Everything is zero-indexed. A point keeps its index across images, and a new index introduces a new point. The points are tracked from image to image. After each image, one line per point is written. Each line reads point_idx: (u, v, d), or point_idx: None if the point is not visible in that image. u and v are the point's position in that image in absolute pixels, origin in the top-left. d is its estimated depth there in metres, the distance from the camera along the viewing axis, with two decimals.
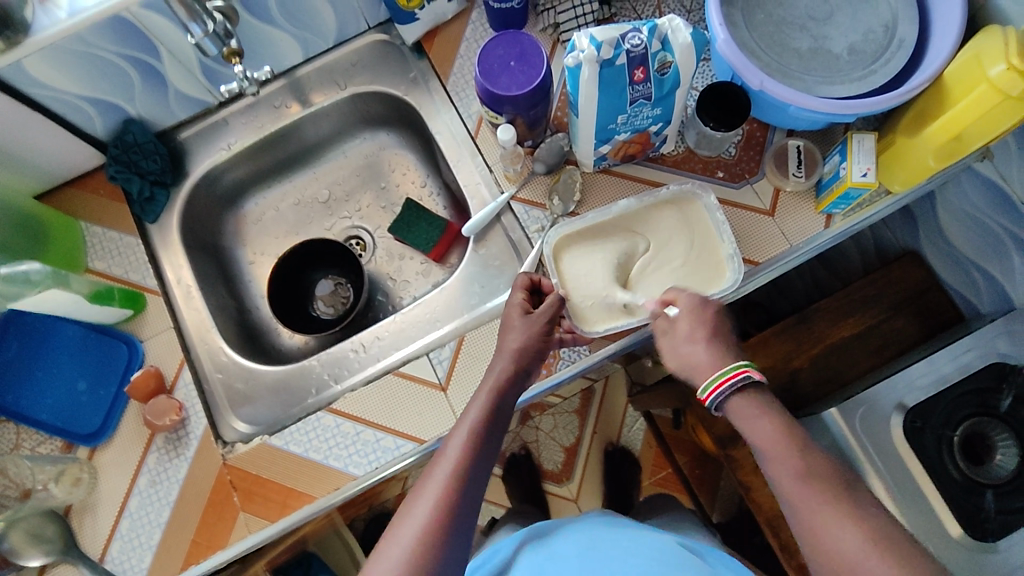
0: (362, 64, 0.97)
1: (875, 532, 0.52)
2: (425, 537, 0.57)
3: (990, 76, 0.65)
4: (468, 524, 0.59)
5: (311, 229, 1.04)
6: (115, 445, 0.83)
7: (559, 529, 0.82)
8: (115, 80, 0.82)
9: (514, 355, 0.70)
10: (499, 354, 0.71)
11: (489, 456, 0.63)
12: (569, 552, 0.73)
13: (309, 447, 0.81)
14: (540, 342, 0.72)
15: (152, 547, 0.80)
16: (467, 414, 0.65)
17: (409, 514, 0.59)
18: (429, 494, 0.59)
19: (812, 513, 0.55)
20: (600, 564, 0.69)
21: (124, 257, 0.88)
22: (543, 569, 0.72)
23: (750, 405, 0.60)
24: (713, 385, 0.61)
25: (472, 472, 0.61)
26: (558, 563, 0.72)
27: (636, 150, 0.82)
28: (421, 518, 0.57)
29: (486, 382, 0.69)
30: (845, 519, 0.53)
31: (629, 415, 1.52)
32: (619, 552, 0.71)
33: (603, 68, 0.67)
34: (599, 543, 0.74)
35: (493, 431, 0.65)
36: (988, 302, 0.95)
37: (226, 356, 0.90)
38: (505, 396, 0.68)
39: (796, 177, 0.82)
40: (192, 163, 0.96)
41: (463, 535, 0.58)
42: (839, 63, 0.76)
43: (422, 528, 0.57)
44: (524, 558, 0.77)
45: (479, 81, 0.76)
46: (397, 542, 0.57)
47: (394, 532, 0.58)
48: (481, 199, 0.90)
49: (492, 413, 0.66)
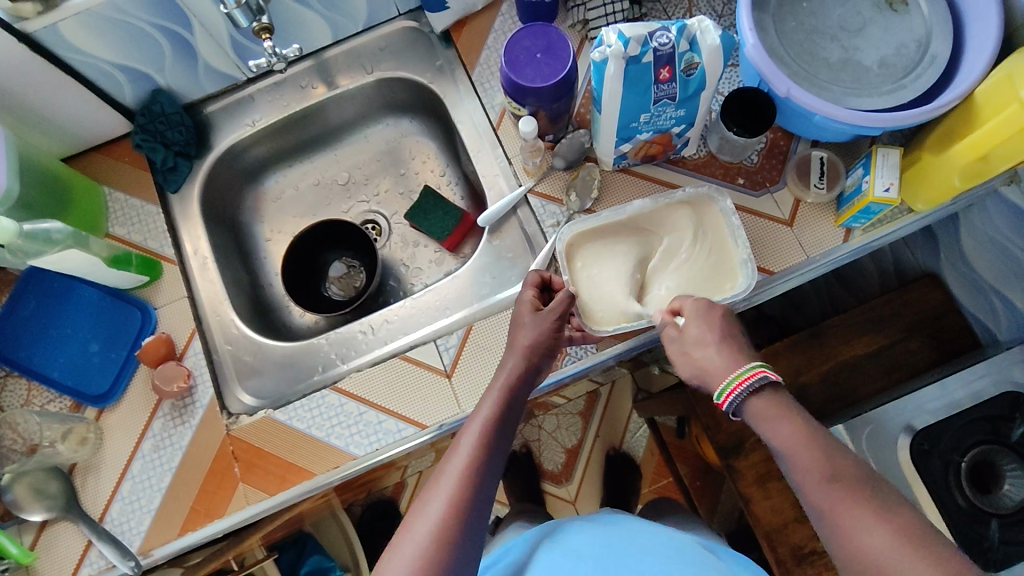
0: (390, 49, 0.97)
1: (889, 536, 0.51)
2: (441, 533, 0.57)
3: (1021, 97, 0.63)
4: (482, 522, 0.59)
5: (328, 210, 1.05)
6: (123, 407, 0.84)
7: (572, 523, 0.81)
8: (147, 50, 0.84)
9: (525, 351, 0.70)
10: (510, 351, 0.71)
11: (500, 454, 0.63)
12: (586, 548, 0.73)
13: (312, 424, 0.82)
14: (551, 338, 0.71)
15: (151, 511, 0.81)
16: (479, 411, 0.66)
17: (423, 511, 0.59)
18: (442, 492, 0.59)
19: (825, 518, 0.55)
20: (613, 565, 0.69)
21: (144, 224, 0.89)
22: (559, 562, 0.72)
23: (768, 408, 0.59)
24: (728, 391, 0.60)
25: (484, 469, 0.61)
26: (574, 558, 0.72)
27: (657, 151, 0.82)
28: (436, 516, 0.57)
29: (498, 378, 0.69)
30: (853, 524, 0.52)
31: (632, 421, 1.54)
32: (638, 550, 0.71)
33: (629, 64, 0.67)
34: (617, 540, 0.74)
35: (505, 428, 0.65)
36: (1006, 329, 0.94)
37: (236, 328, 0.91)
38: (517, 394, 0.68)
39: (818, 189, 0.81)
40: (217, 137, 0.97)
41: (477, 533, 0.59)
42: (869, 75, 0.75)
43: (437, 524, 0.57)
44: (539, 551, 0.76)
45: (505, 71, 0.75)
46: (411, 538, 0.57)
47: (408, 530, 0.58)
48: (498, 190, 0.90)
49: (504, 412, 0.66)
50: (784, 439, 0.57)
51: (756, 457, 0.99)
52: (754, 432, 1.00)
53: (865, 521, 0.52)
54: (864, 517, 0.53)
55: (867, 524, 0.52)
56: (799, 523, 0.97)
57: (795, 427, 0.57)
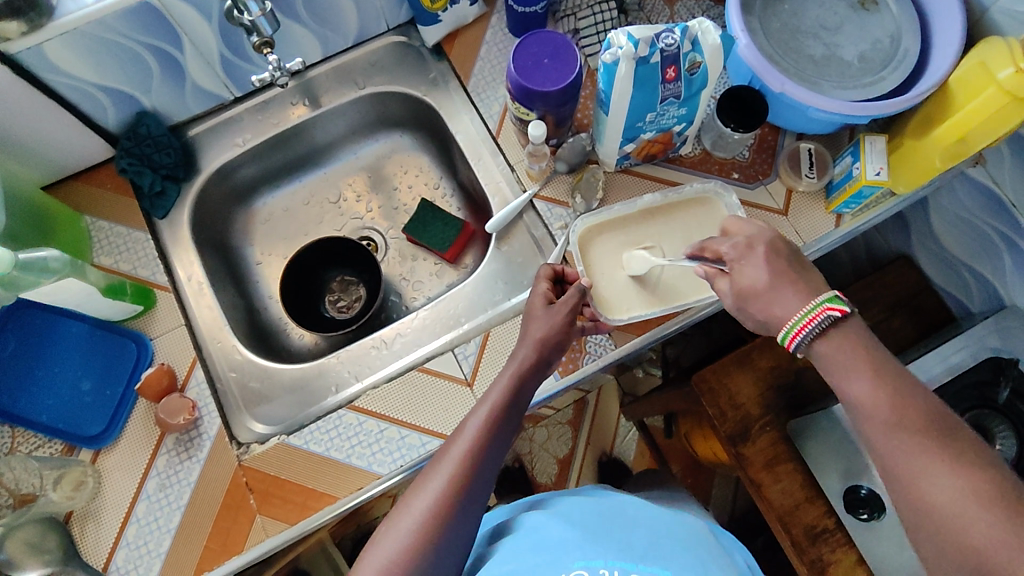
0: (380, 65, 0.97)
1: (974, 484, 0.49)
2: (435, 514, 0.58)
3: (998, 80, 0.69)
4: (477, 504, 0.60)
5: (321, 229, 1.03)
6: (122, 447, 0.79)
7: (556, 495, 0.76)
8: (134, 70, 0.80)
9: (537, 343, 0.70)
10: (522, 341, 0.70)
11: (505, 437, 0.64)
12: (576, 513, 0.68)
13: (330, 446, 0.79)
14: (562, 332, 0.70)
15: (161, 554, 0.76)
16: (486, 397, 0.66)
17: (422, 488, 0.60)
18: (443, 471, 0.60)
19: (894, 468, 0.53)
20: (606, 532, 0.63)
21: (133, 253, 0.85)
22: (546, 528, 0.66)
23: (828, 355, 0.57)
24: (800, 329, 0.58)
25: (486, 455, 0.62)
26: (563, 522, 0.66)
27: (658, 150, 0.84)
28: (434, 493, 0.59)
29: (509, 365, 0.69)
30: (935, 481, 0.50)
31: (622, 424, 1.56)
32: (631, 519, 0.67)
33: (639, 65, 0.69)
34: (608, 509, 0.69)
35: (511, 414, 0.65)
36: (979, 302, 1.01)
37: (240, 354, 0.87)
38: (529, 379, 0.68)
39: (809, 178, 0.85)
40: (203, 158, 0.93)
41: (472, 515, 0.60)
42: (851, 69, 0.81)
43: (431, 504, 0.58)
44: (524, 517, 0.71)
45: (513, 76, 0.76)
46: (409, 512, 0.58)
47: (406, 505, 0.60)
48: (502, 197, 0.90)
49: (513, 395, 0.66)
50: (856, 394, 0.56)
51: (763, 442, 1.02)
52: (757, 418, 1.03)
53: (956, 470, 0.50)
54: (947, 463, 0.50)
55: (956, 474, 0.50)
56: (809, 503, 0.99)
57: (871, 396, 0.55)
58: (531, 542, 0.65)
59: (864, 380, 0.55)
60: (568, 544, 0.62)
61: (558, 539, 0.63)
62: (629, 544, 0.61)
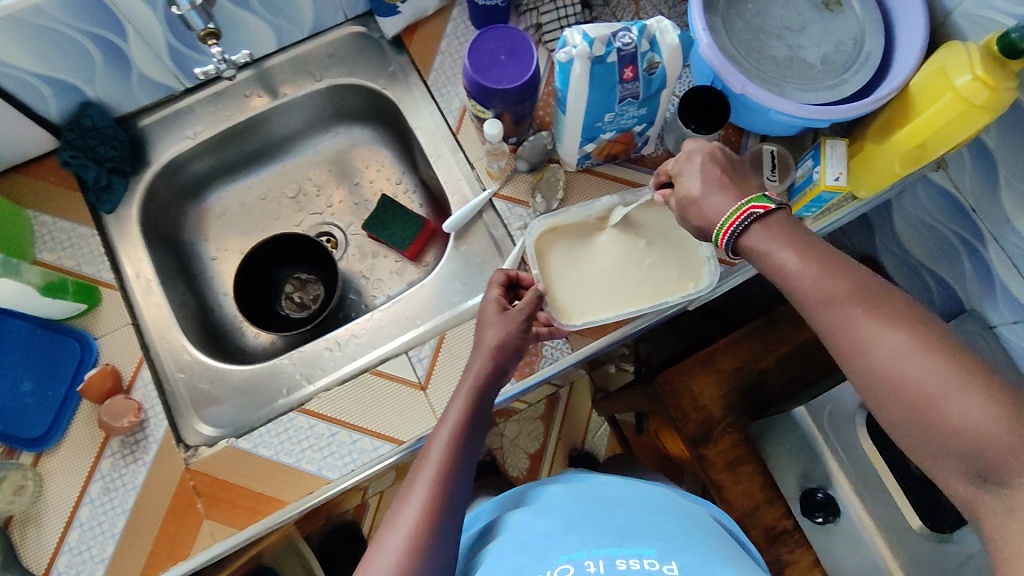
0: (339, 56, 0.94)
1: (916, 342, 0.50)
2: (414, 545, 0.57)
3: (955, 86, 0.68)
4: (454, 529, 0.60)
5: (278, 225, 1.01)
6: (65, 449, 0.77)
7: (539, 485, 0.73)
8: (76, 61, 0.78)
9: (491, 352, 0.69)
10: (476, 351, 0.69)
11: (470, 460, 0.64)
12: (558, 507, 0.65)
13: (280, 449, 0.77)
14: (517, 339, 0.70)
15: (105, 560, 0.74)
16: (445, 418, 0.65)
17: (394, 523, 0.58)
18: (414, 502, 0.59)
19: (840, 328, 0.53)
20: (589, 522, 0.61)
21: (77, 249, 0.82)
22: (530, 528, 0.63)
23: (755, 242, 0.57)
24: (723, 229, 0.59)
25: (455, 478, 0.61)
26: (546, 519, 0.63)
27: (619, 150, 0.83)
28: (408, 527, 0.57)
29: (465, 381, 0.68)
30: (879, 339, 0.51)
31: (593, 420, 1.57)
32: (610, 502, 0.65)
33: (595, 64, 0.68)
34: (588, 495, 0.67)
35: (473, 432, 0.65)
36: (939, 305, 1.02)
37: (189, 354, 0.85)
38: (486, 397, 0.68)
39: (772, 180, 0.83)
40: (154, 151, 0.90)
41: (450, 541, 0.59)
42: (813, 71, 0.79)
43: (409, 537, 0.57)
44: (508, 517, 0.68)
45: (468, 73, 0.75)
46: (385, 550, 0.57)
47: (381, 543, 0.58)
48: (462, 195, 0.89)
49: (471, 415, 0.66)
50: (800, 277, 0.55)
51: (725, 442, 1.02)
52: (720, 420, 1.03)
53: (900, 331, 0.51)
54: (887, 325, 0.51)
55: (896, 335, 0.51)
56: (769, 504, 1.00)
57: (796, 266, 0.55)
58: (515, 542, 0.62)
59: (789, 252, 0.56)
60: (552, 540, 0.59)
61: (542, 537, 0.61)
62: (615, 531, 0.59)
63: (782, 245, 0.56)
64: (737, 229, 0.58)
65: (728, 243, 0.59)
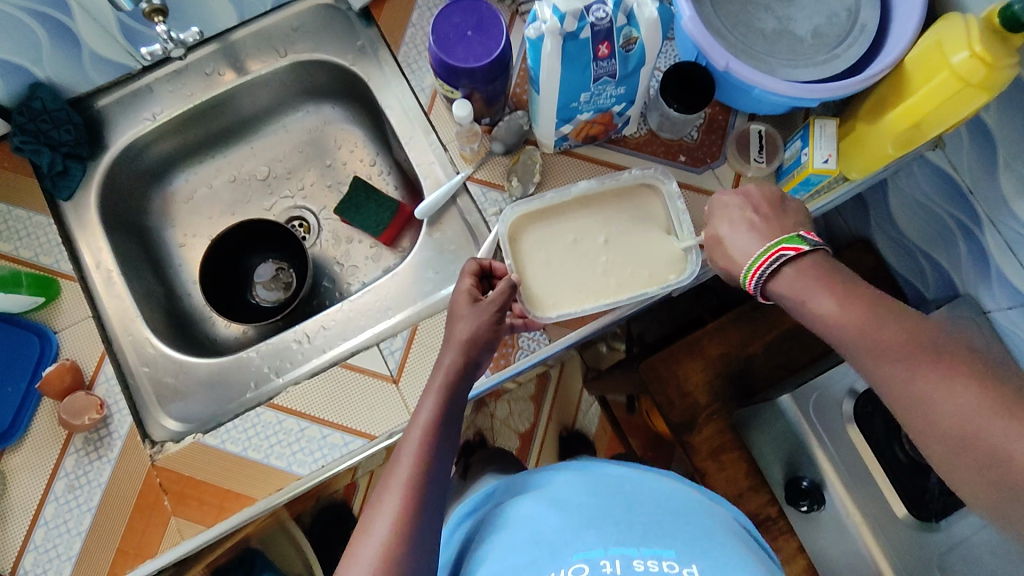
0: (304, 30, 0.89)
1: (984, 396, 0.49)
2: (388, 552, 0.53)
3: (952, 64, 0.64)
4: (432, 536, 0.56)
5: (249, 209, 0.97)
6: (27, 446, 0.75)
7: (543, 473, 0.70)
8: (19, 39, 0.73)
9: (462, 346, 0.66)
10: (447, 346, 0.66)
11: (443, 460, 0.60)
12: (569, 498, 0.62)
13: (248, 445, 0.75)
14: (490, 332, 0.67)
15: (72, 558, 0.73)
16: (416, 418, 0.61)
17: (368, 531, 0.55)
18: (387, 509, 0.55)
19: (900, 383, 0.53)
20: (604, 517, 0.58)
21: (33, 238, 0.79)
22: (539, 518, 0.60)
23: (788, 288, 0.59)
24: (751, 272, 0.61)
25: (429, 479, 0.58)
26: (556, 511, 0.60)
27: (598, 131, 0.79)
28: (382, 535, 0.54)
29: (435, 378, 0.65)
30: (945, 392, 0.50)
31: (584, 401, 1.55)
32: (624, 497, 0.62)
33: (567, 41, 0.63)
34: (600, 487, 0.64)
35: (446, 431, 0.62)
36: (933, 289, 0.99)
37: (152, 348, 0.82)
38: (456, 394, 0.64)
39: (758, 162, 0.80)
40: (112, 134, 0.86)
41: (429, 547, 0.55)
42: (803, 45, 0.75)
43: (383, 547, 0.53)
44: (511, 507, 0.65)
45: (433, 51, 0.70)
46: (358, 560, 0.53)
47: (355, 553, 0.54)
48: (435, 179, 0.85)
49: (443, 414, 0.62)
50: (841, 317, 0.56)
51: (709, 430, 1.00)
52: (704, 407, 1.01)
53: (964, 384, 0.50)
54: (952, 379, 0.50)
55: (963, 390, 0.50)
56: (753, 491, 0.99)
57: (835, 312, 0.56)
58: (522, 535, 0.59)
59: (827, 298, 0.56)
60: (566, 533, 0.56)
61: (553, 533, 0.57)
62: (634, 528, 0.55)
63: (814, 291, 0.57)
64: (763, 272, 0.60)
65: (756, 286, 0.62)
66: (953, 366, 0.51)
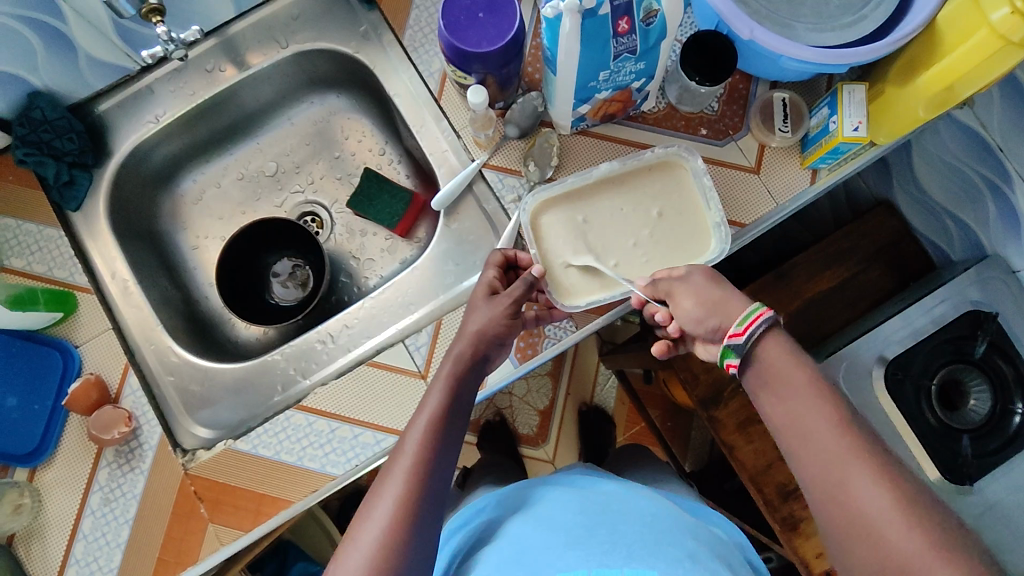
0: (305, 18, 0.86)
1: (896, 498, 0.49)
2: (388, 543, 0.51)
3: (991, 21, 0.61)
4: (433, 524, 0.54)
5: (259, 206, 0.95)
6: (59, 462, 0.75)
7: (542, 489, 0.71)
8: (12, 46, 0.71)
9: (473, 337, 0.64)
10: (458, 336, 0.65)
11: (452, 448, 0.58)
12: (560, 517, 0.63)
13: (280, 449, 0.75)
14: (504, 325, 0.64)
15: (114, 569, 0.73)
16: (425, 403, 0.60)
17: (368, 516, 0.53)
18: (389, 493, 0.54)
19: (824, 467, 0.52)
20: (591, 536, 0.58)
21: (46, 252, 0.77)
22: (530, 537, 0.61)
23: (785, 352, 0.58)
24: (747, 321, 0.58)
25: (434, 470, 0.56)
26: (546, 530, 0.61)
27: (617, 109, 0.76)
28: (383, 520, 0.52)
29: (443, 368, 0.63)
30: (862, 487, 0.50)
31: (601, 373, 1.53)
32: (614, 515, 0.62)
33: (586, 18, 0.60)
34: (592, 506, 0.64)
35: (453, 423, 0.60)
36: (959, 250, 0.96)
37: (175, 355, 0.81)
38: (467, 381, 0.63)
39: (783, 132, 0.77)
40: (115, 139, 0.84)
41: (428, 540, 0.54)
42: (829, 7, 0.71)
43: (383, 531, 0.52)
44: (509, 524, 0.66)
45: (444, 36, 0.68)
46: (357, 545, 0.52)
47: (353, 538, 0.53)
48: (449, 167, 0.82)
49: (453, 400, 0.60)
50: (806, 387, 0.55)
51: (735, 404, 0.99)
52: (729, 380, 1.00)
53: (884, 482, 0.50)
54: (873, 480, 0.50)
55: (880, 487, 0.49)
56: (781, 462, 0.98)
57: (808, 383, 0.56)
58: (512, 553, 0.60)
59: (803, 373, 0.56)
60: (551, 553, 0.57)
61: (544, 552, 0.57)
62: (619, 548, 0.55)
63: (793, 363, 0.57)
64: (759, 326, 0.58)
65: (743, 338, 0.58)
66: (880, 467, 0.51)
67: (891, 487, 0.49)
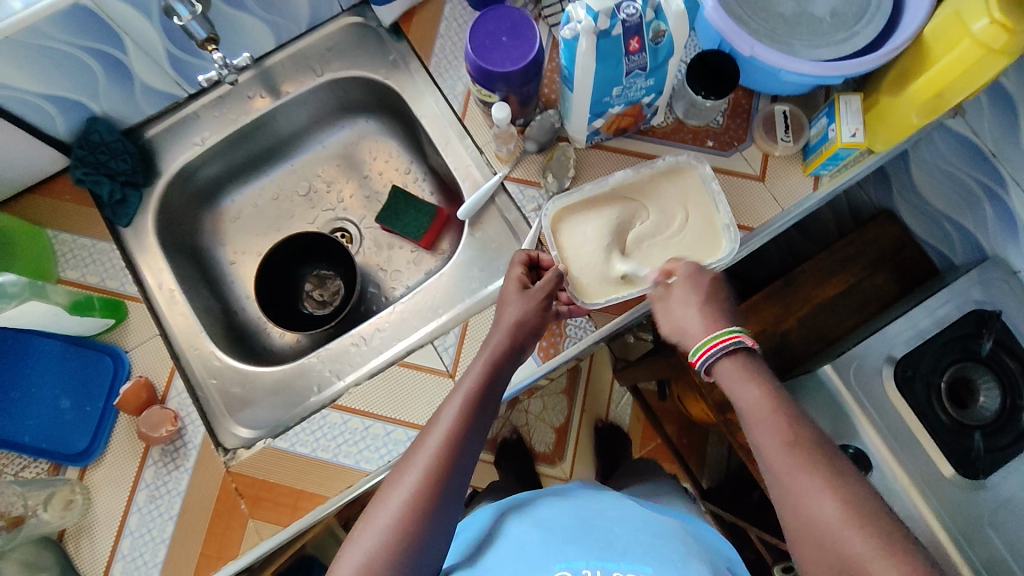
0: (338, 49, 0.93)
1: (846, 505, 0.52)
2: (412, 505, 0.56)
3: (973, 32, 0.66)
4: (457, 496, 0.58)
5: (293, 223, 1.01)
6: (107, 462, 0.79)
7: (543, 496, 0.72)
8: (78, 77, 0.78)
9: (511, 329, 0.68)
10: (496, 327, 0.69)
11: (482, 428, 0.62)
12: (557, 525, 0.63)
13: (316, 446, 0.79)
14: (538, 316, 0.70)
15: (158, 564, 0.76)
16: (462, 384, 0.64)
17: (398, 481, 0.58)
18: (420, 462, 0.58)
19: (780, 480, 0.56)
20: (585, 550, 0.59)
21: (99, 264, 0.83)
22: (525, 543, 0.62)
23: (736, 371, 0.61)
24: (704, 347, 0.62)
25: (463, 446, 0.59)
26: (543, 536, 0.62)
27: (629, 123, 0.82)
28: (411, 485, 0.56)
29: (481, 355, 0.67)
30: (814, 495, 0.53)
31: (616, 390, 1.53)
32: (612, 527, 0.63)
33: (600, 38, 0.66)
34: (589, 518, 0.65)
35: (485, 405, 0.63)
36: (961, 254, 1.00)
37: (218, 360, 0.86)
38: (502, 367, 0.66)
39: (784, 142, 0.83)
40: (163, 160, 0.90)
41: (450, 508, 0.57)
42: (823, 26, 0.77)
43: (410, 495, 0.56)
44: (505, 526, 0.67)
45: (470, 58, 0.74)
46: (386, 506, 0.56)
47: (382, 499, 0.57)
48: (473, 181, 0.88)
49: (488, 382, 0.64)
50: (758, 399, 0.59)
51: None
52: None
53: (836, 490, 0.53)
54: (826, 486, 0.53)
55: (835, 496, 0.52)
56: None
57: (759, 400, 0.59)
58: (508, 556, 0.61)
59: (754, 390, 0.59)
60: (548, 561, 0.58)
61: (537, 557, 0.59)
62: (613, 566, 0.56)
63: (745, 381, 0.60)
64: (717, 351, 0.61)
65: (702, 363, 0.63)
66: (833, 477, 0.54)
67: (840, 495, 0.52)
